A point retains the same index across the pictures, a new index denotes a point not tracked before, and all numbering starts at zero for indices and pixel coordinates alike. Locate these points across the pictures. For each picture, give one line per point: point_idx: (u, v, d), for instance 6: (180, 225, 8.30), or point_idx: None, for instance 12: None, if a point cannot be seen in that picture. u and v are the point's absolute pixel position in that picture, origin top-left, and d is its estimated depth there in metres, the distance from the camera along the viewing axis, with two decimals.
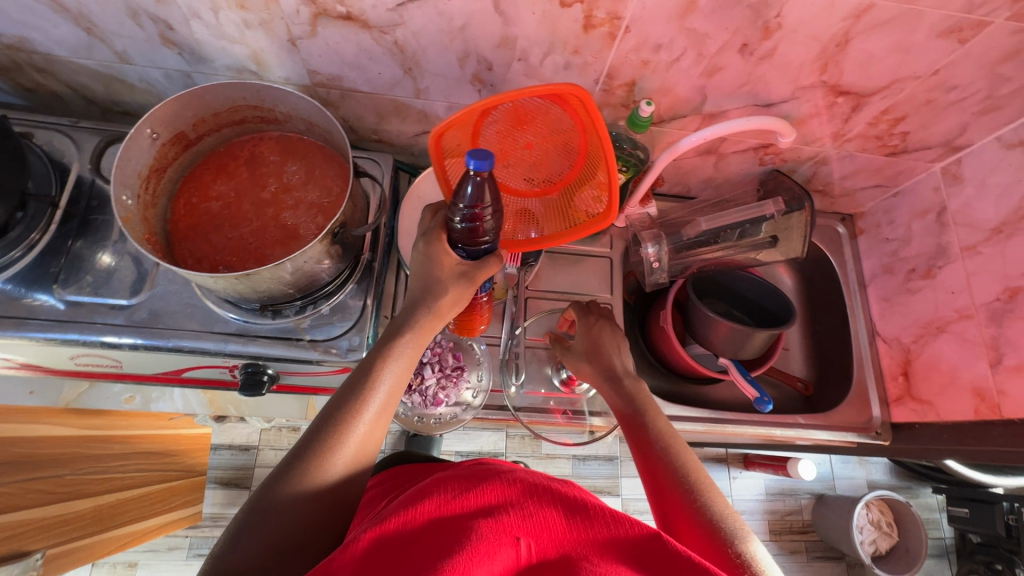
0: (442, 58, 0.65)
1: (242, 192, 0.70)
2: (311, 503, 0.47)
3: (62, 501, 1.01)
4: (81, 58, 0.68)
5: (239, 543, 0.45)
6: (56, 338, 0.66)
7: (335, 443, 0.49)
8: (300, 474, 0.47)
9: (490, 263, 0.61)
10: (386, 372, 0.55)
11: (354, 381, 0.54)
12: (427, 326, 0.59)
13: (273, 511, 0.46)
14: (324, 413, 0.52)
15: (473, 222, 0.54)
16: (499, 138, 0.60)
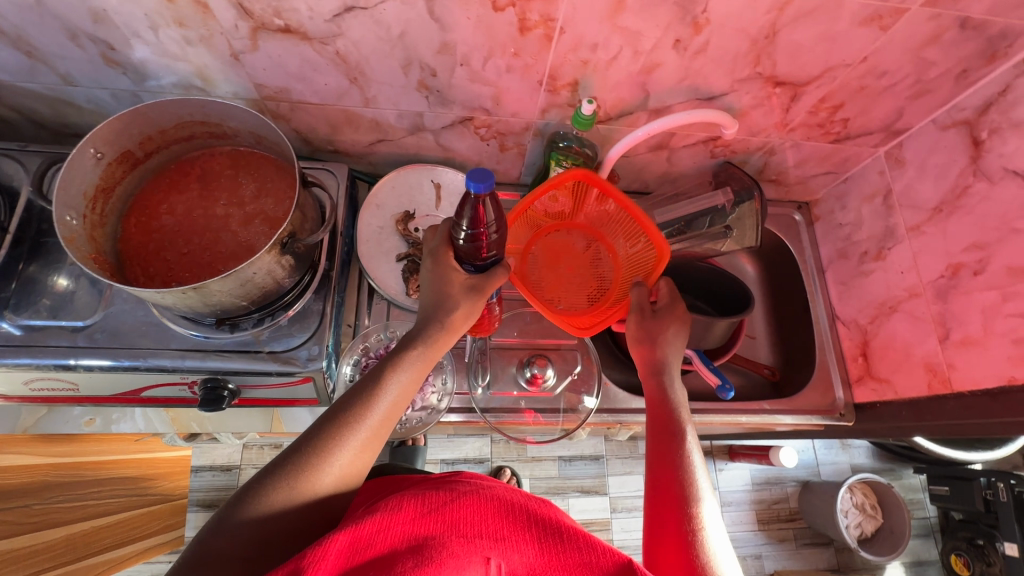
0: (386, 67, 0.66)
1: (194, 208, 0.70)
2: (306, 497, 0.50)
3: (33, 530, 1.00)
4: (25, 81, 0.68)
5: (223, 532, 0.47)
6: (9, 364, 0.65)
7: (333, 446, 0.52)
8: (297, 471, 0.50)
9: (497, 273, 0.65)
10: (394, 382, 0.58)
11: (359, 390, 0.56)
12: (438, 343, 0.63)
13: (266, 505, 0.48)
14: (325, 416, 0.54)
15: (477, 238, 0.60)
16: (555, 276, 0.79)
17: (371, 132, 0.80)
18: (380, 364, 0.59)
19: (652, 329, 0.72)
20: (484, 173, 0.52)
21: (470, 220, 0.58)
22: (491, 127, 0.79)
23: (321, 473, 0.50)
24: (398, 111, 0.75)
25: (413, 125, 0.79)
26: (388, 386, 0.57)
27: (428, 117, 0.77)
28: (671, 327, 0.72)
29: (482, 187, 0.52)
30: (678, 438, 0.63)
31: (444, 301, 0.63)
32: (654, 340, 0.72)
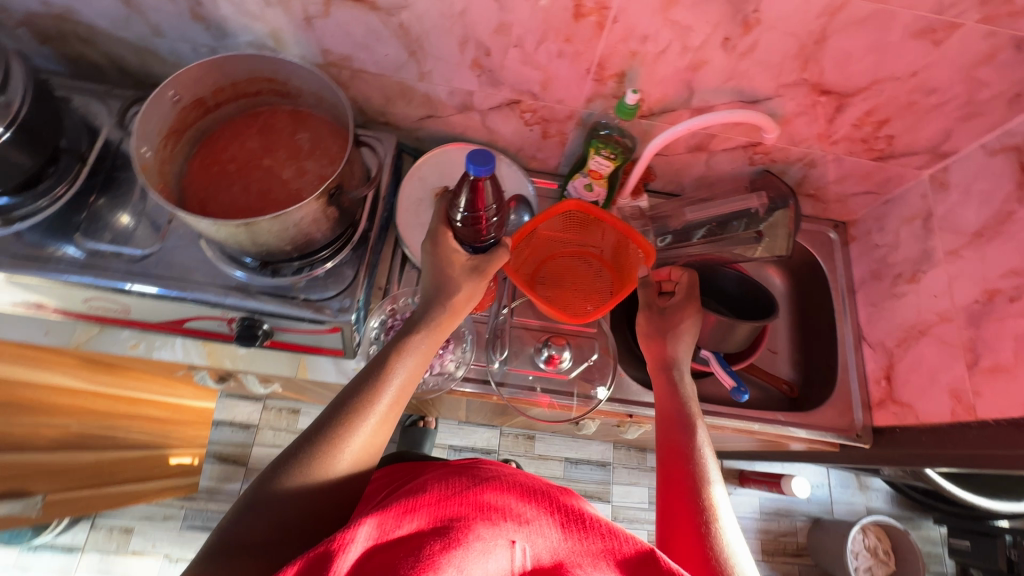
0: (445, 43, 0.71)
1: (252, 158, 0.75)
2: (320, 482, 0.52)
3: (66, 449, 1.12)
4: (120, 29, 0.75)
5: (247, 520, 0.49)
6: (72, 280, 0.71)
7: (344, 433, 0.55)
8: (313, 455, 0.53)
9: (499, 254, 0.70)
10: (400, 367, 0.61)
11: (368, 376, 0.60)
12: (440, 326, 0.67)
13: (286, 489, 0.51)
14: (337, 404, 0.57)
15: (477, 219, 0.67)
16: (561, 289, 0.90)
17: (422, 107, 0.84)
18: (388, 348, 0.63)
19: (664, 327, 0.80)
20: (485, 156, 0.59)
21: (470, 201, 0.64)
22: (536, 112, 0.82)
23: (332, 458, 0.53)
24: (450, 88, 0.79)
25: (463, 103, 0.82)
26: (394, 371, 0.61)
27: (477, 96, 0.81)
28: (683, 317, 0.80)
29: (481, 168, 0.59)
30: (686, 436, 0.65)
31: (446, 284, 0.68)
32: (667, 334, 0.79)
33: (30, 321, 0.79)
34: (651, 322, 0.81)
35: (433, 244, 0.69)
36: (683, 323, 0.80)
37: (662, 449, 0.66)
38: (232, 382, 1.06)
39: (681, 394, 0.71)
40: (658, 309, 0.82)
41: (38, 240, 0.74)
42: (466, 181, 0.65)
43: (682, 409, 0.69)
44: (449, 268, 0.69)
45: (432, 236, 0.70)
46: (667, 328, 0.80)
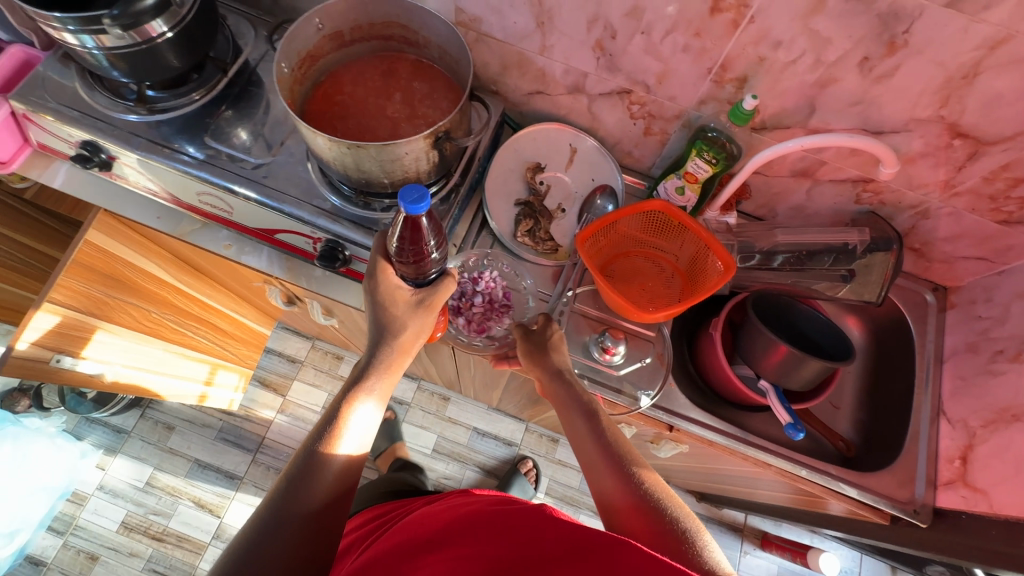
0: (574, 18, 0.72)
1: (370, 96, 0.80)
2: (282, 550, 0.55)
3: (145, 334, 1.17)
4: None
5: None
6: (190, 171, 0.79)
7: (304, 484, 0.59)
8: (269, 538, 0.55)
9: (442, 287, 0.72)
10: (357, 412, 0.66)
11: (316, 438, 0.62)
12: (389, 366, 0.70)
13: (250, 571, 0.53)
14: (286, 477, 0.59)
15: (415, 253, 0.67)
16: (629, 286, 0.89)
17: (533, 82, 0.86)
18: (335, 405, 0.66)
19: (545, 350, 0.75)
20: (417, 193, 0.57)
21: (405, 237, 0.65)
22: (645, 106, 0.82)
23: (282, 531, 0.56)
24: (567, 66, 0.81)
25: (574, 85, 0.84)
26: (348, 417, 0.65)
27: (591, 80, 0.82)
28: (556, 337, 0.77)
29: (417, 205, 0.57)
30: (619, 461, 0.63)
31: (398, 327, 0.70)
32: (547, 353, 0.75)
33: (148, 204, 0.88)
34: (528, 353, 0.76)
35: (373, 285, 0.70)
36: (559, 340, 0.77)
37: (596, 488, 0.63)
38: (299, 308, 1.12)
39: (608, 437, 0.66)
40: (524, 344, 0.77)
41: (171, 133, 0.82)
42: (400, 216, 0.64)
43: (602, 434, 0.66)
44: (393, 309, 0.69)
45: (369, 281, 0.70)
46: (547, 345, 0.76)
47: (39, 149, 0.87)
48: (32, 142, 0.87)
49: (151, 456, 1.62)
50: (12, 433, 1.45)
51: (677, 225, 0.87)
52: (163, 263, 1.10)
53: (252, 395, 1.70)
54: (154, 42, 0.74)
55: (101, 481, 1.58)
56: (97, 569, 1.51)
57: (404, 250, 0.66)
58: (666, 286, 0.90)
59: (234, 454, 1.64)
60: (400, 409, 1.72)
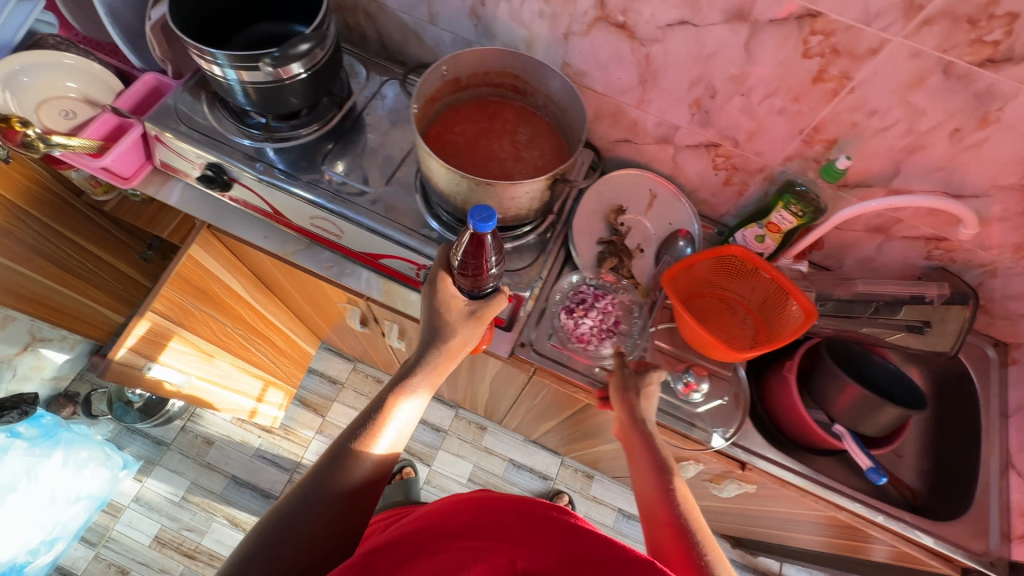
0: (678, 78, 0.79)
1: (478, 136, 0.86)
2: (319, 518, 0.56)
3: (219, 347, 1.20)
4: (404, 12, 0.90)
5: (262, 556, 0.53)
6: (314, 201, 0.84)
7: (342, 468, 0.60)
8: (307, 505, 0.57)
9: (495, 299, 0.76)
10: (400, 408, 0.68)
11: (363, 425, 0.65)
12: (436, 368, 0.73)
13: (285, 535, 0.55)
14: (329, 454, 0.61)
15: (476, 267, 0.72)
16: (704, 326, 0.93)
17: (623, 131, 0.93)
18: (382, 396, 0.68)
19: (636, 386, 0.80)
20: (487, 212, 0.63)
21: (466, 252, 0.70)
22: (730, 159, 0.88)
23: (321, 501, 0.57)
24: (660, 119, 0.87)
25: (663, 136, 0.90)
26: (393, 411, 0.67)
27: (681, 133, 0.88)
28: (652, 376, 0.80)
29: (485, 222, 0.63)
30: (664, 484, 0.64)
31: (446, 331, 0.73)
32: (636, 393, 0.79)
33: (257, 224, 0.93)
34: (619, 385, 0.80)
35: (431, 290, 0.74)
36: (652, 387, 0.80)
37: (643, 503, 0.65)
38: (373, 330, 1.16)
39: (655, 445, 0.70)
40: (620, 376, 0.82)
41: (292, 161, 0.88)
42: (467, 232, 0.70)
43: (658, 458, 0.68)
44: (447, 315, 0.73)
45: (429, 286, 0.75)
46: (644, 388, 0.79)
47: (158, 167, 0.93)
48: (152, 161, 0.92)
49: (190, 470, 1.61)
50: (64, 438, 1.42)
51: (754, 271, 0.91)
52: (241, 278, 1.14)
53: (292, 414, 1.71)
54: (286, 82, 0.80)
55: (138, 492, 1.57)
56: None
57: (466, 263, 0.71)
58: (740, 328, 0.94)
59: (270, 473, 1.64)
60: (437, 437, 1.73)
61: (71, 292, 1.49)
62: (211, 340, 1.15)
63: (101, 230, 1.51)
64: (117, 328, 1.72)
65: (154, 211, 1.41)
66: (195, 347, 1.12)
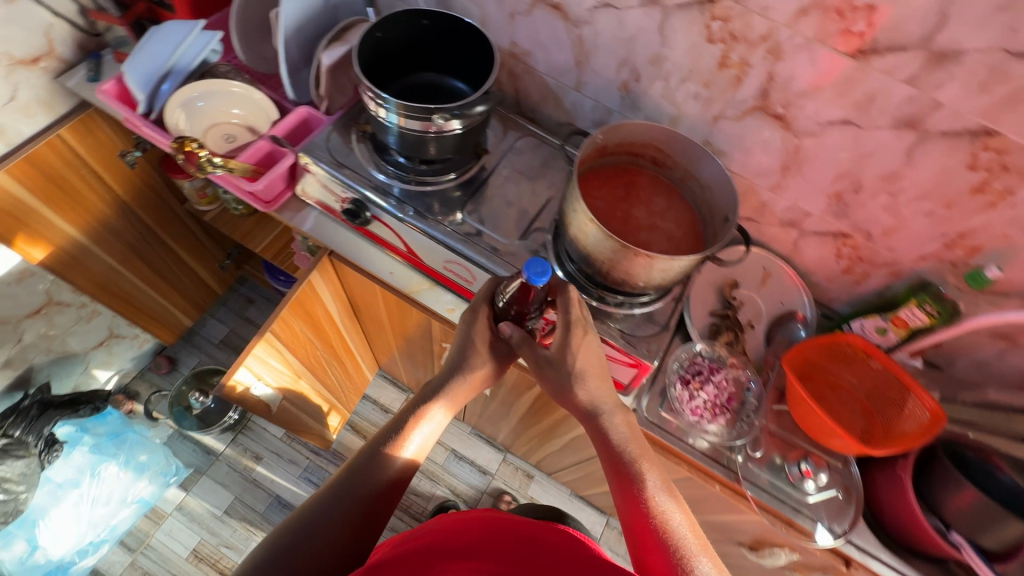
0: (824, 171, 0.81)
1: (615, 201, 0.88)
2: (342, 522, 0.63)
3: (308, 370, 1.22)
4: (552, 76, 0.95)
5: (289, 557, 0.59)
6: (452, 244, 0.87)
7: (365, 482, 0.67)
8: (331, 509, 0.64)
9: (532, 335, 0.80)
10: (419, 431, 0.73)
11: (387, 442, 0.71)
12: (456, 394, 0.77)
13: (310, 535, 0.61)
14: (351, 467, 0.68)
15: (519, 307, 0.75)
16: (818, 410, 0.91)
17: (749, 209, 0.95)
18: (401, 416, 0.74)
19: (565, 376, 0.74)
20: (541, 268, 0.65)
21: (513, 294, 0.73)
22: (857, 250, 0.89)
23: (341, 506, 0.64)
24: (792, 204, 0.89)
25: (791, 219, 0.92)
26: (413, 434, 0.72)
27: (811, 219, 0.90)
28: (568, 355, 0.73)
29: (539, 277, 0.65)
30: (651, 502, 0.66)
31: (469, 361, 0.76)
32: (571, 382, 0.74)
33: (385, 259, 0.96)
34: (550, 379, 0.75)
35: (467, 327, 0.77)
36: (585, 362, 0.74)
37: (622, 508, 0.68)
38: None
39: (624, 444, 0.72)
40: (547, 371, 0.75)
41: (432, 202, 0.91)
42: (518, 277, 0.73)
43: (631, 471, 0.69)
44: (474, 348, 0.76)
45: (467, 319, 0.78)
46: (570, 371, 0.74)
47: (297, 194, 0.96)
48: (293, 187, 0.96)
49: (236, 484, 1.57)
50: (130, 439, 1.50)
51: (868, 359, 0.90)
52: (338, 302, 1.16)
53: (342, 438, 1.69)
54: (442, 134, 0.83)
55: (180, 504, 1.52)
56: None
57: (510, 303, 0.75)
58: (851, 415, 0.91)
59: None
60: (482, 479, 1.69)
61: (153, 294, 1.51)
62: (301, 362, 1.15)
63: (197, 240, 1.54)
64: (184, 332, 1.73)
65: (250, 226, 1.44)
66: (287, 368, 1.11)
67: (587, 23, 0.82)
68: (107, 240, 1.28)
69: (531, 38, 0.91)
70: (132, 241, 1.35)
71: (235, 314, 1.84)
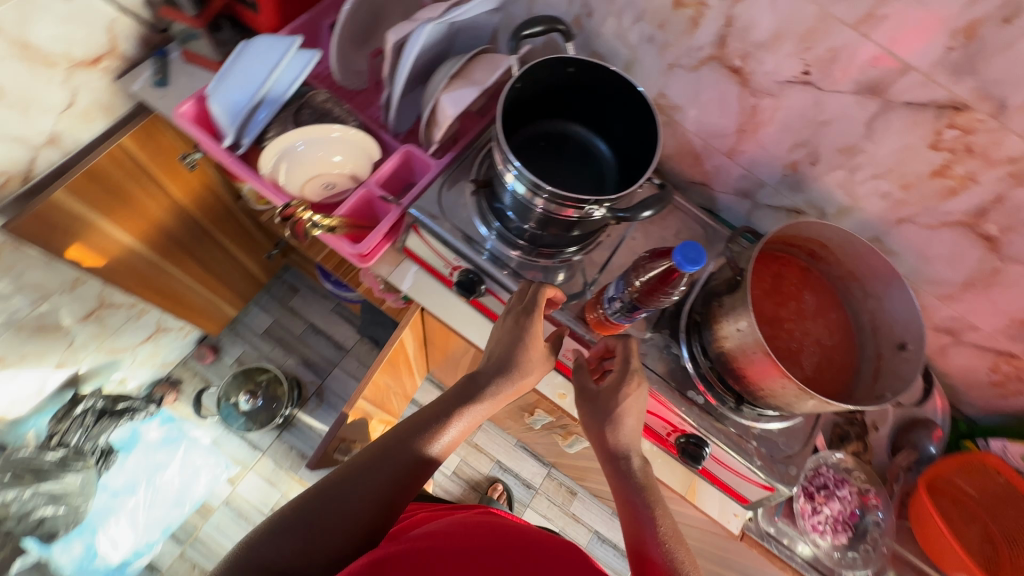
0: (1017, 297, 0.71)
1: (767, 297, 0.77)
2: (363, 509, 0.56)
3: (382, 409, 1.16)
4: (698, 136, 0.81)
5: (282, 538, 0.53)
6: (576, 331, 0.76)
7: (389, 470, 0.59)
8: (348, 493, 0.56)
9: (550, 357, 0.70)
10: (445, 429, 0.63)
11: (409, 433, 0.62)
12: (503, 397, 0.67)
13: (305, 526, 0.54)
14: (382, 446, 0.60)
15: (649, 290, 0.61)
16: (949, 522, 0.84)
17: None
18: (440, 406, 0.65)
19: (601, 417, 0.65)
20: (698, 253, 0.53)
21: (648, 285, 0.60)
22: (1019, 370, 0.80)
23: (361, 491, 0.56)
24: (956, 315, 0.79)
25: (948, 327, 0.82)
26: (444, 429, 0.63)
27: (975, 332, 0.80)
28: (619, 397, 0.64)
29: (689, 256, 0.52)
30: (648, 521, 0.56)
31: (519, 371, 0.66)
32: (604, 425, 0.65)
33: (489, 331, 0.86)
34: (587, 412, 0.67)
35: (517, 327, 0.67)
36: (628, 409, 0.65)
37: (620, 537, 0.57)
38: (556, 435, 1.09)
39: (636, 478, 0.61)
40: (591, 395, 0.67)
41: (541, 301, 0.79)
42: (663, 260, 0.59)
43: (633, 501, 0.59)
44: (527, 351, 0.66)
45: (516, 314, 0.69)
46: (608, 411, 0.65)
47: (396, 247, 0.85)
48: (393, 239, 0.85)
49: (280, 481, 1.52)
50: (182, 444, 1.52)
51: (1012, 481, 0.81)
52: (418, 343, 1.09)
53: None
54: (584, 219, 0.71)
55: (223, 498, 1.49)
56: None
57: (642, 278, 0.61)
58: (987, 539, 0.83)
59: None
60: (528, 492, 1.68)
61: (200, 290, 1.42)
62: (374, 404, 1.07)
63: (247, 233, 1.42)
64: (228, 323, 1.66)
65: None
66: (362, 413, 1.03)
67: (771, 95, 0.69)
68: (160, 244, 1.18)
69: (686, 93, 0.77)
70: (184, 244, 1.24)
71: (279, 302, 1.75)
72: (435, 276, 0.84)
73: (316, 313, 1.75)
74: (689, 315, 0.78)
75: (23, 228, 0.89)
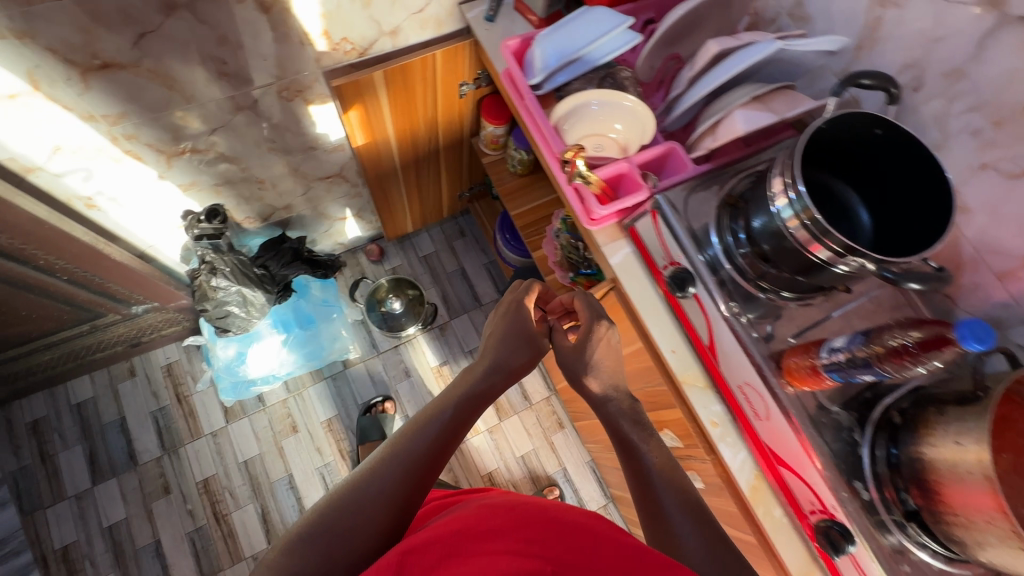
0: None
1: None
2: (392, 489, 0.70)
3: None
4: (972, 246, 0.77)
5: (339, 518, 0.67)
6: (765, 371, 0.76)
7: (406, 456, 0.73)
8: (378, 482, 0.70)
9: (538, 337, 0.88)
10: (443, 416, 0.79)
11: (424, 424, 0.77)
12: (508, 370, 0.87)
13: (353, 507, 0.68)
14: (400, 440, 0.75)
15: (900, 351, 0.64)
16: None
17: None
18: (440, 406, 0.80)
19: (581, 366, 0.85)
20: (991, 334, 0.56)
21: (906, 346, 0.63)
22: None
23: (384, 483, 0.70)
24: None
25: None
26: (443, 414, 0.79)
27: None
28: (588, 346, 0.83)
29: (983, 331, 0.56)
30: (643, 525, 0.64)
31: (530, 348, 0.87)
32: (584, 372, 0.85)
33: (667, 334, 0.87)
34: (566, 365, 0.87)
35: (516, 312, 0.88)
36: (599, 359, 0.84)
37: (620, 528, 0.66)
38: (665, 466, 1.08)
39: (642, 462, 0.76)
40: (565, 357, 0.87)
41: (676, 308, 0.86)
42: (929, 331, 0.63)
43: (631, 443, 0.79)
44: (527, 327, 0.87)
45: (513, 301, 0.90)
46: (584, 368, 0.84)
47: (621, 224, 0.91)
48: (622, 217, 0.91)
49: (382, 381, 1.71)
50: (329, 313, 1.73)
51: None
52: None
53: None
54: (829, 269, 0.70)
55: (333, 373, 1.72)
56: (290, 440, 1.64)
57: (904, 338, 0.64)
58: None
59: None
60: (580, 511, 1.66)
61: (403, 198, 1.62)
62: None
63: (458, 168, 1.60)
64: (402, 233, 1.87)
65: (515, 186, 1.46)
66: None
67: None
68: (406, 149, 1.37)
69: (986, 199, 0.73)
70: (418, 157, 1.43)
71: (445, 238, 1.93)
72: (646, 262, 0.89)
73: (470, 262, 1.92)
74: (888, 412, 0.73)
75: (342, 101, 1.10)
